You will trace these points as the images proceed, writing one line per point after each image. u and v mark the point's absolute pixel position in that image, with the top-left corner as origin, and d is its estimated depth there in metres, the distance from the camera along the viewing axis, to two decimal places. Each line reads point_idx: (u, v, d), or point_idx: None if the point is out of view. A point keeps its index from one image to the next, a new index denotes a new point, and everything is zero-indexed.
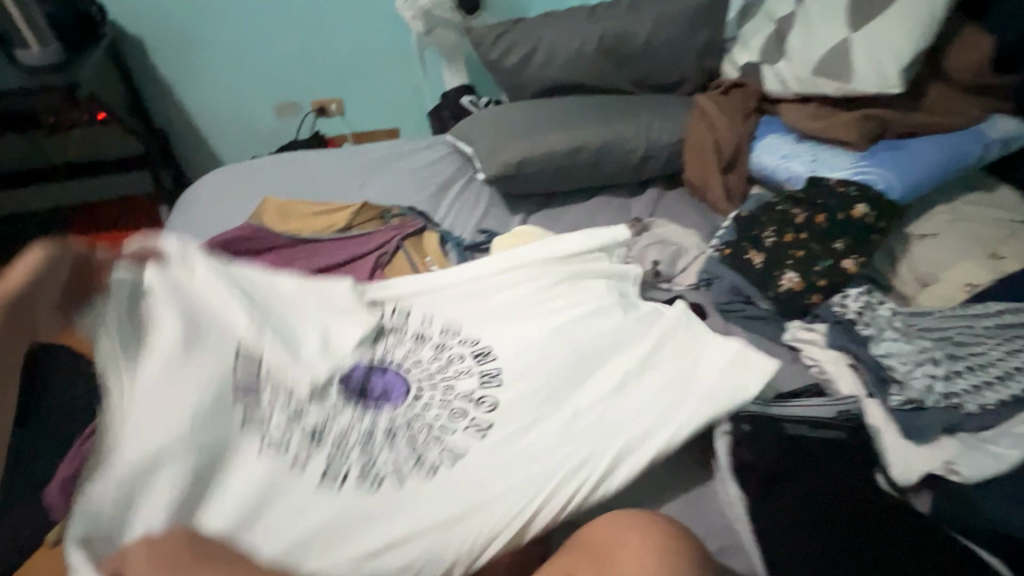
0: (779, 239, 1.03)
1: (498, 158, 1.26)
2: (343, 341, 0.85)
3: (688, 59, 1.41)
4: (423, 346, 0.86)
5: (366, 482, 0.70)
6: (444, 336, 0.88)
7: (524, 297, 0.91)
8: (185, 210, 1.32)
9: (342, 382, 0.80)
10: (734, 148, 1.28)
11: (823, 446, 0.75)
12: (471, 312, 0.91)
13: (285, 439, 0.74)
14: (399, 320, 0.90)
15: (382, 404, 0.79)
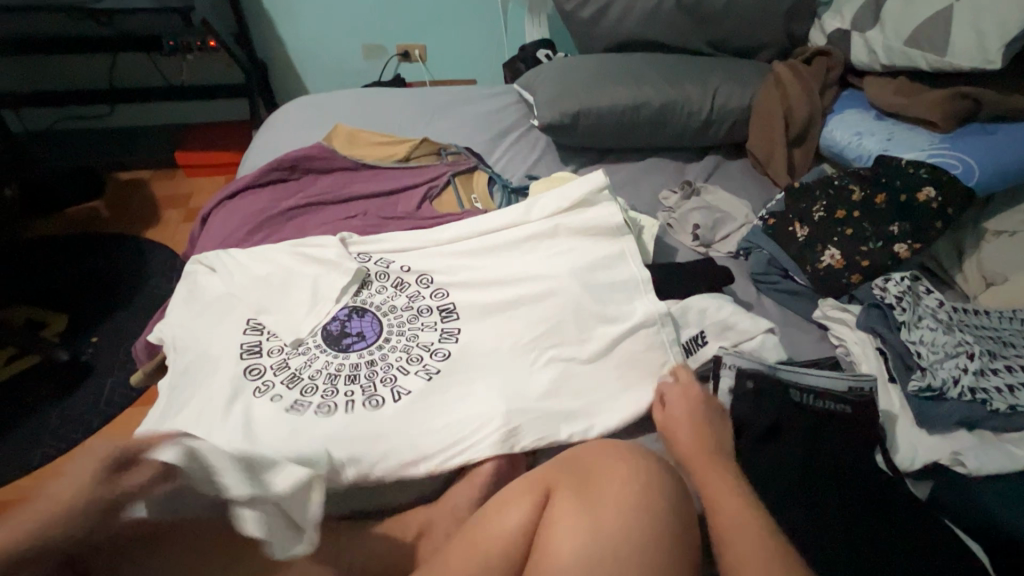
0: (829, 214, 0.99)
1: (557, 107, 1.26)
2: (328, 285, 0.90)
3: (775, 22, 1.33)
4: (400, 295, 0.91)
5: (323, 407, 0.76)
6: (417, 292, 0.91)
7: (503, 265, 0.92)
8: (270, 130, 1.45)
9: (326, 325, 0.87)
10: (805, 121, 1.22)
11: (822, 419, 0.73)
12: (450, 274, 0.93)
13: (274, 367, 0.81)
14: (380, 269, 0.95)
15: (355, 344, 0.85)
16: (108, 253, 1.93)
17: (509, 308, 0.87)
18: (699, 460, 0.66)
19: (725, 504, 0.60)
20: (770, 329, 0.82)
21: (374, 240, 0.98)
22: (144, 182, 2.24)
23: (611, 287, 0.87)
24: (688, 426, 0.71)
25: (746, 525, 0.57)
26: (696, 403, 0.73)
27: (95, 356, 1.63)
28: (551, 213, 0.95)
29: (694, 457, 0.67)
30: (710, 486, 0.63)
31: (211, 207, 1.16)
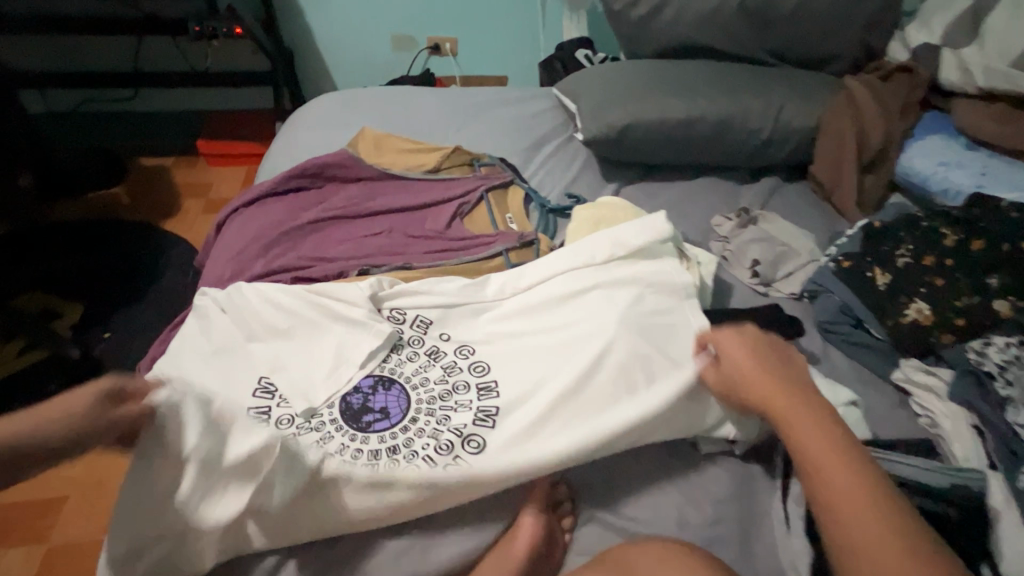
0: (915, 260, 0.86)
1: (603, 118, 1.15)
2: (334, 314, 0.79)
3: (849, 31, 1.20)
4: (434, 366, 0.78)
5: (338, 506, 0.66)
6: (453, 362, 0.78)
7: (546, 327, 0.79)
8: (293, 128, 1.36)
9: (345, 396, 0.74)
10: (882, 146, 1.09)
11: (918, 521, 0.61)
12: (480, 329, 0.82)
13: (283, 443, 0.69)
14: (415, 334, 0.81)
15: (377, 424, 0.72)
16: (125, 242, 1.86)
17: (556, 390, 0.71)
18: (793, 427, 0.57)
19: (844, 491, 0.51)
20: (851, 401, 0.70)
21: (409, 292, 0.84)
22: (164, 169, 2.17)
23: (677, 360, 0.74)
24: (767, 381, 0.62)
25: (879, 518, 0.49)
26: (766, 356, 0.65)
27: (107, 351, 1.57)
28: (601, 264, 0.83)
29: (788, 420, 0.58)
30: (817, 461, 0.54)
31: (227, 214, 1.08)
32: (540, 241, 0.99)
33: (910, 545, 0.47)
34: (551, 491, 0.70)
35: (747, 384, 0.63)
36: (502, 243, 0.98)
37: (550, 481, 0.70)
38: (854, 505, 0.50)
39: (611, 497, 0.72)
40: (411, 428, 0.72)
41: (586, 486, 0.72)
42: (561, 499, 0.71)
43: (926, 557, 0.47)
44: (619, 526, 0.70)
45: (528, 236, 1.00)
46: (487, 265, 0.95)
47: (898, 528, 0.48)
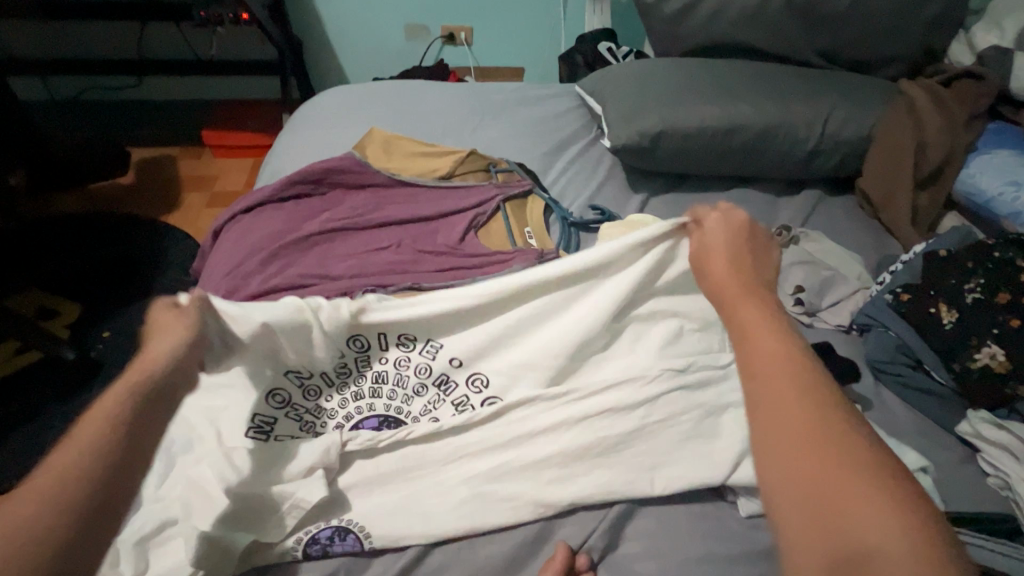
0: (987, 297, 0.77)
1: (633, 124, 1.05)
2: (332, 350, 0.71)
3: (909, 30, 1.09)
4: (443, 406, 0.70)
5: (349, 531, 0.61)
6: (463, 400, 0.70)
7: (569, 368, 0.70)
8: (297, 125, 1.27)
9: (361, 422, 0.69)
10: (942, 160, 0.99)
11: None
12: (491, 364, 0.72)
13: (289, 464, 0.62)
14: (423, 360, 0.70)
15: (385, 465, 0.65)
16: (126, 238, 1.80)
17: (585, 444, 0.64)
18: (735, 298, 0.50)
19: (768, 351, 0.44)
20: (922, 466, 0.61)
21: (404, 306, 0.69)
22: (169, 160, 2.10)
23: (718, 412, 0.67)
24: (725, 260, 0.56)
25: (801, 383, 0.41)
26: (745, 242, 0.58)
27: (105, 354, 1.51)
28: (636, 284, 0.71)
29: (736, 292, 0.51)
30: (753, 327, 0.46)
31: (224, 221, 1.01)
32: (562, 261, 0.89)
33: (825, 415, 0.40)
34: (571, 560, 0.60)
35: (703, 264, 0.57)
36: (520, 263, 0.89)
37: (570, 546, 0.61)
38: (763, 338, 0.45)
39: (639, 564, 0.63)
40: (420, 477, 0.64)
41: (611, 551, 0.63)
42: (581, 570, 0.61)
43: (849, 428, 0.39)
44: None
45: (548, 254, 0.90)
46: None
47: (820, 398, 0.40)
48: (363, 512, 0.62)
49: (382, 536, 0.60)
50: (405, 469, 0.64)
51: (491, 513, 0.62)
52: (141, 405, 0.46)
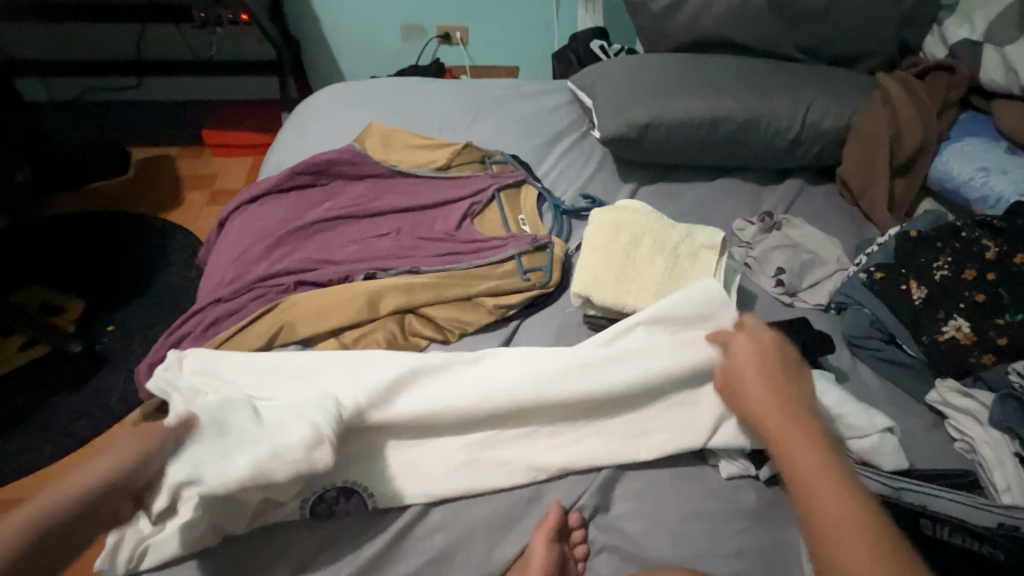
0: (954, 274, 0.82)
1: (622, 116, 1.10)
2: None
3: (884, 25, 1.14)
4: None
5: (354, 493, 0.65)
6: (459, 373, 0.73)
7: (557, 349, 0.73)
8: (298, 121, 1.32)
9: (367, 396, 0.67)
10: (917, 148, 1.03)
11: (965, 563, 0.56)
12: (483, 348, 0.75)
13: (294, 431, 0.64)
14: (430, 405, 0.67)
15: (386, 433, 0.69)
16: (129, 235, 1.83)
17: (576, 409, 0.68)
18: (788, 437, 0.51)
19: (836, 509, 0.45)
20: (887, 428, 0.66)
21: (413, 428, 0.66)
22: (169, 159, 2.14)
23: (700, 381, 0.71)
24: (762, 382, 0.56)
25: (874, 544, 0.42)
26: (777, 360, 0.58)
27: (111, 346, 1.54)
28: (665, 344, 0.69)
29: (783, 427, 0.52)
30: (811, 474, 0.47)
31: (229, 211, 1.05)
32: (554, 245, 0.92)
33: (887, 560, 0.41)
34: (564, 518, 0.65)
35: (740, 387, 0.58)
36: (514, 247, 0.93)
37: (561, 506, 0.65)
38: (818, 478, 0.47)
39: (626, 522, 0.67)
40: (418, 443, 0.68)
41: (601, 511, 0.67)
42: (574, 525, 0.66)
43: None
44: (633, 555, 0.64)
45: (541, 239, 0.93)
46: (499, 270, 0.89)
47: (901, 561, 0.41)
48: (366, 475, 0.66)
49: (386, 496, 0.65)
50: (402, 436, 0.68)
51: (487, 476, 0.66)
52: (109, 485, 0.55)
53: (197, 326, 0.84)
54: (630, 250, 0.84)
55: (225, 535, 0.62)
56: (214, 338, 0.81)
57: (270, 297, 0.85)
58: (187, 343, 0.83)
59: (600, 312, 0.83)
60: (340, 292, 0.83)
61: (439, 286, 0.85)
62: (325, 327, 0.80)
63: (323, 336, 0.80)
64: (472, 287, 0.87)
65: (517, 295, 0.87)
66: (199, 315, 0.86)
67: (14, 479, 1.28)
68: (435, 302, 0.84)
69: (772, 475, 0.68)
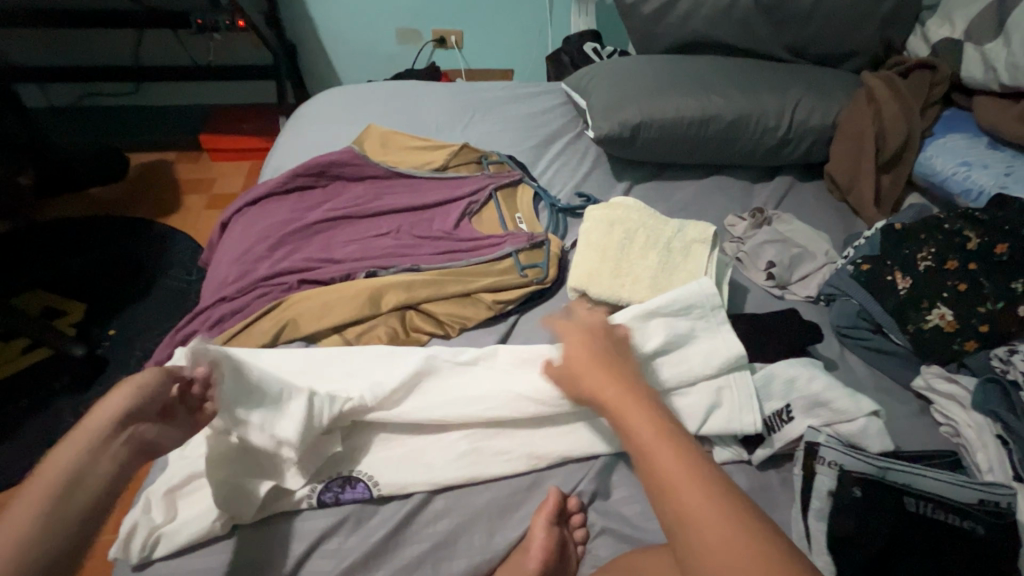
0: (938, 264, 0.84)
1: (615, 116, 1.12)
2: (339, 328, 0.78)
3: (869, 25, 1.17)
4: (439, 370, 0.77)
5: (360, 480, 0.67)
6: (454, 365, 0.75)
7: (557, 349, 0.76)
8: (297, 124, 1.34)
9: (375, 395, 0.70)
10: (901, 144, 1.06)
11: (949, 538, 0.58)
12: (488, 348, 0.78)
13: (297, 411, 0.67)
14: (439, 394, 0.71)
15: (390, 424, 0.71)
16: (128, 239, 1.85)
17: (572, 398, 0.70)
18: (624, 412, 0.50)
19: (697, 513, 0.42)
20: (873, 412, 0.69)
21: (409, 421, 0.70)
22: (168, 164, 2.15)
23: None
24: (592, 359, 0.55)
25: (732, 536, 0.40)
26: (597, 335, 0.59)
27: (112, 350, 1.55)
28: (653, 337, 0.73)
29: (624, 409, 0.50)
30: (673, 479, 0.44)
31: (232, 213, 1.07)
32: (550, 242, 0.95)
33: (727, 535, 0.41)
34: (563, 503, 0.67)
35: (601, 392, 0.53)
36: (512, 245, 0.95)
37: (561, 491, 0.68)
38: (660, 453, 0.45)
39: (623, 506, 0.69)
40: (426, 434, 0.71)
41: (599, 496, 0.70)
42: (572, 511, 0.68)
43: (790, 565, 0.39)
44: (631, 538, 0.66)
45: (538, 237, 0.96)
46: (497, 267, 0.92)
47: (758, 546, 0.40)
48: (373, 465, 0.68)
49: (390, 484, 0.67)
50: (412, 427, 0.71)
51: (489, 464, 0.69)
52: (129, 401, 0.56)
53: (204, 325, 0.85)
54: (624, 245, 0.86)
55: (235, 524, 0.64)
56: (220, 336, 0.82)
57: (274, 296, 0.87)
58: (193, 342, 0.85)
59: (595, 305, 0.85)
60: (342, 290, 0.85)
61: (439, 283, 0.87)
62: (328, 324, 0.82)
63: (327, 332, 0.82)
64: (471, 283, 0.89)
65: (515, 291, 0.89)
66: (204, 314, 0.88)
67: (19, 481, 1.29)
68: (436, 299, 0.86)
69: (764, 459, 0.70)
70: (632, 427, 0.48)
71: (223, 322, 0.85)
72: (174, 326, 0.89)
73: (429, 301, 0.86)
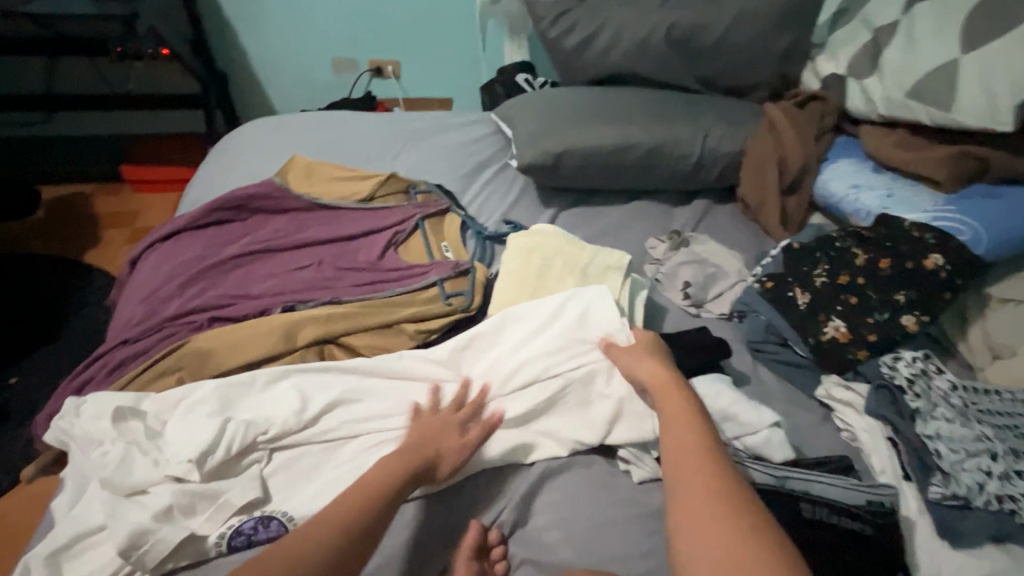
0: (831, 280, 0.91)
1: (539, 145, 1.16)
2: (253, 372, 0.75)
3: (766, 60, 1.27)
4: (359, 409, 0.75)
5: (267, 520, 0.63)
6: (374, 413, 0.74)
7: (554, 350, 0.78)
8: (219, 156, 1.30)
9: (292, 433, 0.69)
10: (799, 169, 1.15)
11: (846, 540, 0.62)
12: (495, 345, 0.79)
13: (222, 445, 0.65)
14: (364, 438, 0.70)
15: (306, 459, 0.69)
16: (36, 278, 1.72)
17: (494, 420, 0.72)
18: (665, 393, 0.67)
19: (693, 469, 0.57)
20: (775, 422, 0.72)
21: (328, 462, 0.69)
22: (86, 198, 2.04)
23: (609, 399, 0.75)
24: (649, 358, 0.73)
25: (717, 488, 0.54)
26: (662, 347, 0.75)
27: (13, 400, 1.42)
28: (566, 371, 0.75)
29: (664, 391, 0.67)
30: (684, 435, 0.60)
31: (143, 250, 1.02)
32: (475, 270, 0.95)
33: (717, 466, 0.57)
34: (483, 536, 0.66)
35: (659, 388, 0.67)
36: (436, 274, 0.95)
37: (481, 524, 0.67)
38: (678, 414, 0.63)
39: (545, 532, 0.69)
40: (346, 465, 0.68)
41: (520, 527, 0.69)
42: (492, 543, 0.66)
43: (741, 517, 0.51)
44: (550, 566, 0.66)
45: (463, 264, 0.96)
46: (420, 298, 0.91)
47: (729, 502, 0.52)
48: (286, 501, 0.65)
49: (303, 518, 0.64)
50: (328, 462, 0.69)
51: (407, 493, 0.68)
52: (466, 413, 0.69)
53: (102, 369, 0.80)
54: (543, 272, 0.88)
55: None
56: (118, 381, 0.77)
57: (181, 335, 0.83)
58: (90, 389, 0.80)
59: None
60: (255, 325, 0.82)
61: (358, 315, 0.86)
62: (241, 362, 0.79)
63: (238, 371, 0.79)
64: (394, 313, 0.88)
65: (439, 320, 0.89)
66: (104, 357, 0.82)
67: None
68: (355, 331, 0.85)
69: None
70: (665, 402, 0.66)
71: (122, 364, 0.80)
72: (68, 373, 0.83)
73: (349, 334, 0.84)
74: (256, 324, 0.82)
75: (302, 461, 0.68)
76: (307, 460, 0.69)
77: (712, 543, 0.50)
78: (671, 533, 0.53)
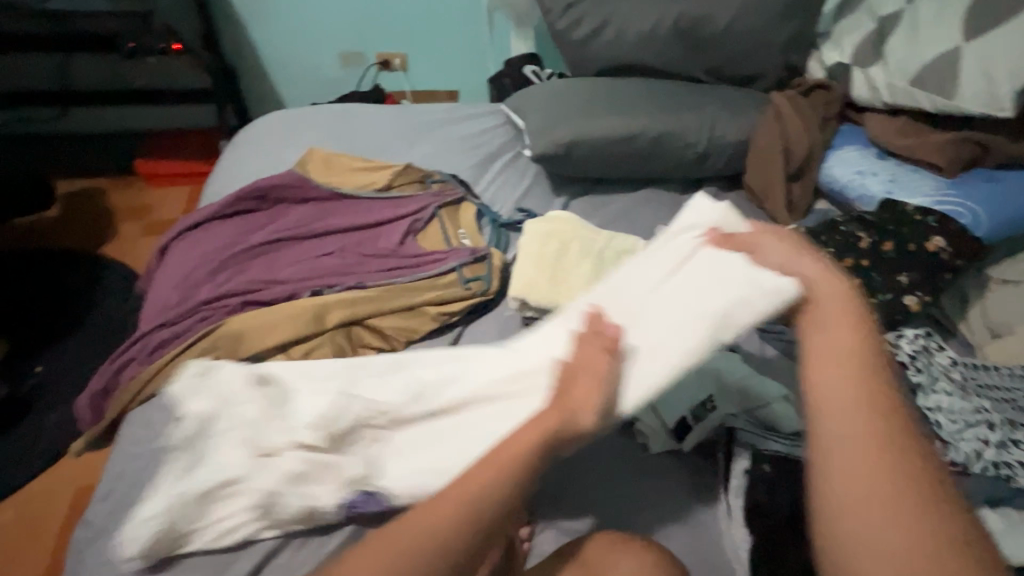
0: (837, 261, 0.94)
1: (552, 135, 1.19)
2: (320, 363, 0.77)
3: (771, 50, 1.30)
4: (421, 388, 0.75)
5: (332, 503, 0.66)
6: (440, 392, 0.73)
7: (698, 290, 0.70)
8: (237, 149, 1.34)
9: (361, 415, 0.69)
10: (804, 156, 1.18)
11: None
12: (625, 303, 0.73)
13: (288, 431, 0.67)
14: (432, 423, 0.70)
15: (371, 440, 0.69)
16: (57, 270, 1.76)
17: None
18: (825, 304, 0.59)
19: (842, 397, 0.53)
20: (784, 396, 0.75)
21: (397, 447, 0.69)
22: (100, 191, 2.07)
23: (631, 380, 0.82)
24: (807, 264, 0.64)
25: (878, 427, 0.51)
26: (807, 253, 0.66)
27: (41, 388, 1.46)
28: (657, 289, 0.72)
29: (830, 297, 0.60)
30: (842, 356, 0.55)
31: (171, 239, 1.06)
32: (492, 255, 0.98)
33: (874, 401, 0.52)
34: None
35: (821, 304, 0.59)
36: (455, 259, 0.98)
37: None
38: (840, 328, 0.57)
39: (567, 499, 0.73)
40: (444, 447, 0.67)
41: (543, 494, 0.74)
42: None
43: (895, 482, 0.47)
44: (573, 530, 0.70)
45: (480, 250, 0.99)
46: (440, 282, 0.95)
47: (884, 449, 0.49)
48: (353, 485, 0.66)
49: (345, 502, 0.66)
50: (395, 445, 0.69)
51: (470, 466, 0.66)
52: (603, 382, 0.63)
53: (142, 350, 0.85)
54: (558, 256, 0.92)
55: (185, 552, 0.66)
56: (158, 362, 0.82)
57: (214, 317, 0.87)
58: (131, 369, 0.85)
59: (535, 311, 0.89)
60: (284, 308, 0.86)
61: (383, 299, 0.90)
62: (272, 342, 0.83)
63: (268, 352, 0.83)
64: (416, 297, 0.92)
65: (458, 303, 0.93)
66: (142, 339, 0.87)
67: None
68: (379, 314, 0.89)
69: (693, 444, 0.76)
70: (829, 315, 0.58)
71: (160, 346, 0.85)
72: (109, 354, 0.88)
73: (373, 316, 0.89)
74: (284, 308, 0.86)
75: (366, 445, 0.69)
76: (371, 445, 0.69)
77: (863, 507, 0.47)
78: (814, 461, 0.52)
